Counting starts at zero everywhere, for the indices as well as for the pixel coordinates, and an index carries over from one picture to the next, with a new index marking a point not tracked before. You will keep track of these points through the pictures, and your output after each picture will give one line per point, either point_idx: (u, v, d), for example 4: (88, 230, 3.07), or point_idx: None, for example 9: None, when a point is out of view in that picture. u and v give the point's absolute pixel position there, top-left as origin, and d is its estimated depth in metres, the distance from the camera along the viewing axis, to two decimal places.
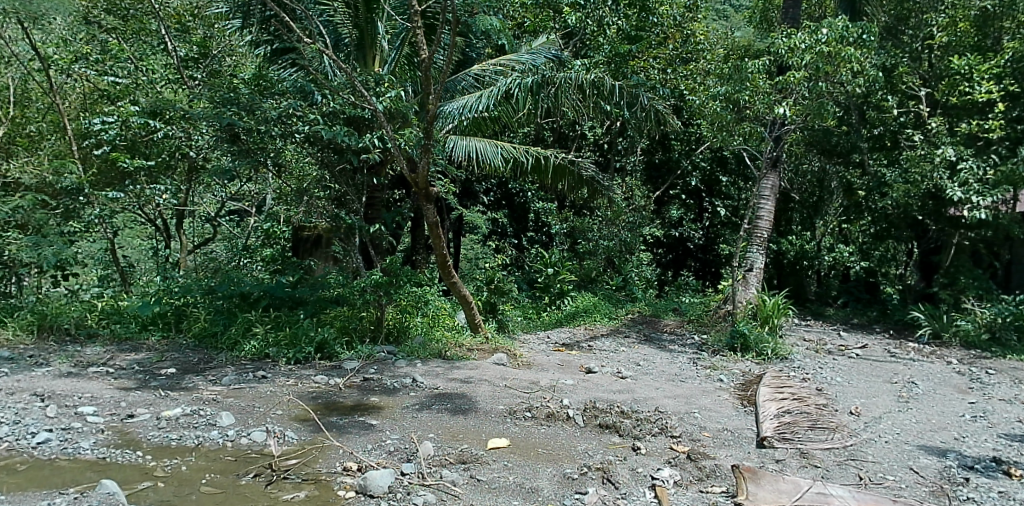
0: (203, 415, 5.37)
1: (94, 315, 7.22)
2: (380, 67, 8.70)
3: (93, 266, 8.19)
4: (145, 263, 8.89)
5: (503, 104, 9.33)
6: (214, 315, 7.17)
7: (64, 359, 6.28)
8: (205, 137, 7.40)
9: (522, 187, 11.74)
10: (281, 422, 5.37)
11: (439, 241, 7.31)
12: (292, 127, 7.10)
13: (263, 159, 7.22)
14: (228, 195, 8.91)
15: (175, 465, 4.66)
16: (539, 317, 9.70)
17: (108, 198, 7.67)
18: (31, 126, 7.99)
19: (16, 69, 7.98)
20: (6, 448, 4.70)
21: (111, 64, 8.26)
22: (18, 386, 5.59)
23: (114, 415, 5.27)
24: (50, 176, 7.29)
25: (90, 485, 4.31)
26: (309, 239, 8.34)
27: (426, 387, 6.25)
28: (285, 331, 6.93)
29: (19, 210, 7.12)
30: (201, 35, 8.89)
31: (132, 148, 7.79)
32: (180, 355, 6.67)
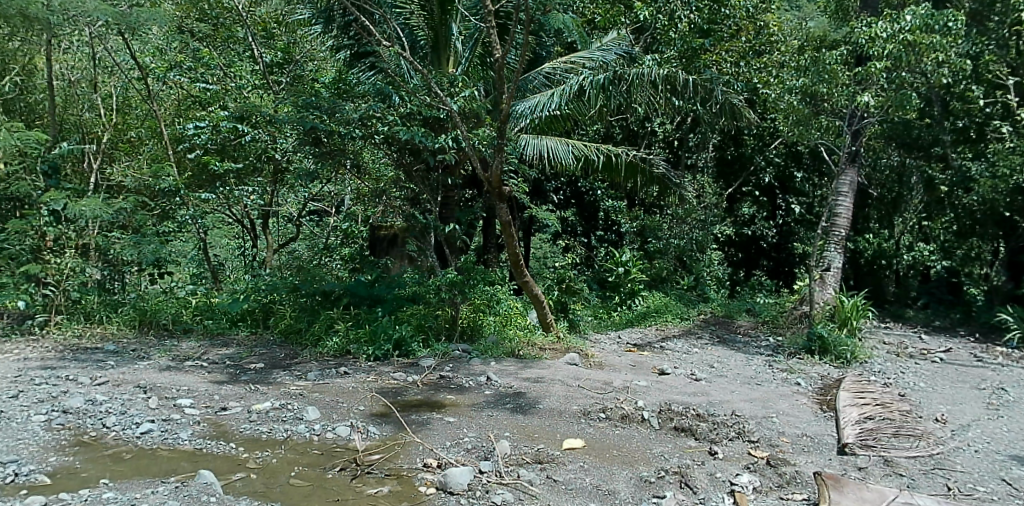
0: (291, 409, 5.58)
1: (189, 311, 7.55)
2: (454, 68, 8.81)
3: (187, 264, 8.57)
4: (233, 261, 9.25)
5: (574, 102, 9.32)
6: (299, 312, 7.40)
7: (163, 352, 6.62)
8: (289, 141, 7.73)
9: (591, 185, 11.56)
10: (364, 417, 5.54)
11: (512, 240, 7.39)
12: (371, 128, 7.33)
13: (343, 161, 7.59)
14: (309, 196, 8.97)
15: (266, 457, 4.87)
16: (610, 317, 9.63)
17: (201, 199, 7.97)
18: (131, 132, 8.33)
19: (118, 78, 8.33)
20: (114, 437, 4.98)
21: (202, 71, 8.42)
22: (122, 378, 5.92)
23: (209, 407, 5.54)
24: (150, 179, 7.73)
25: (189, 475, 4.55)
26: (386, 238, 8.36)
27: (501, 385, 6.33)
28: (365, 327, 7.11)
29: (122, 212, 7.51)
30: (284, 41, 9.16)
31: (222, 151, 8.06)
32: (268, 350, 6.95)
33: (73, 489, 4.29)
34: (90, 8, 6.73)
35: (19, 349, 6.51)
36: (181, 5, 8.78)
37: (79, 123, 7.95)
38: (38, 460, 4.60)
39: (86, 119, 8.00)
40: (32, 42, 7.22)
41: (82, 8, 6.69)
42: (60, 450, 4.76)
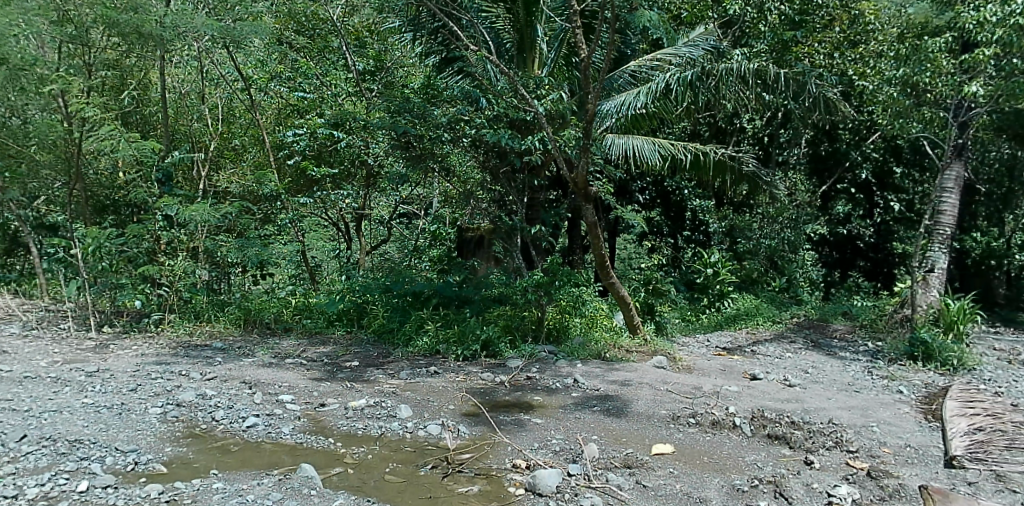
0: (385, 406, 5.75)
1: (289, 310, 7.90)
2: (539, 69, 8.80)
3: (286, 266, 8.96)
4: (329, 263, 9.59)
5: (661, 100, 9.24)
6: (391, 312, 7.61)
7: (266, 349, 6.96)
8: (381, 145, 8.07)
9: (678, 184, 11.19)
10: (454, 416, 5.66)
11: (598, 241, 7.38)
12: (459, 132, 7.51)
13: (433, 164, 7.82)
14: (400, 199, 9.15)
15: (362, 453, 5.05)
16: (698, 319, 9.45)
17: (299, 203, 8.26)
18: (236, 140, 8.72)
19: (222, 89, 8.76)
20: (223, 430, 5.27)
21: (300, 80, 8.81)
22: (229, 374, 6.26)
23: (308, 403, 5.79)
24: (254, 185, 8.12)
25: (291, 468, 4.77)
26: (473, 240, 8.47)
27: (588, 388, 6.32)
28: (454, 328, 7.25)
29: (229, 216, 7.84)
30: (377, 49, 9.29)
31: (318, 157, 8.52)
32: (362, 348, 7.19)
33: (186, 479, 4.57)
34: (198, 23, 7.17)
35: (138, 344, 6.99)
36: (280, 18, 9.23)
37: (189, 133, 8.47)
38: (155, 450, 4.91)
39: (195, 129, 8.49)
40: (146, 58, 7.71)
41: (191, 24, 7.15)
42: (174, 441, 5.07)
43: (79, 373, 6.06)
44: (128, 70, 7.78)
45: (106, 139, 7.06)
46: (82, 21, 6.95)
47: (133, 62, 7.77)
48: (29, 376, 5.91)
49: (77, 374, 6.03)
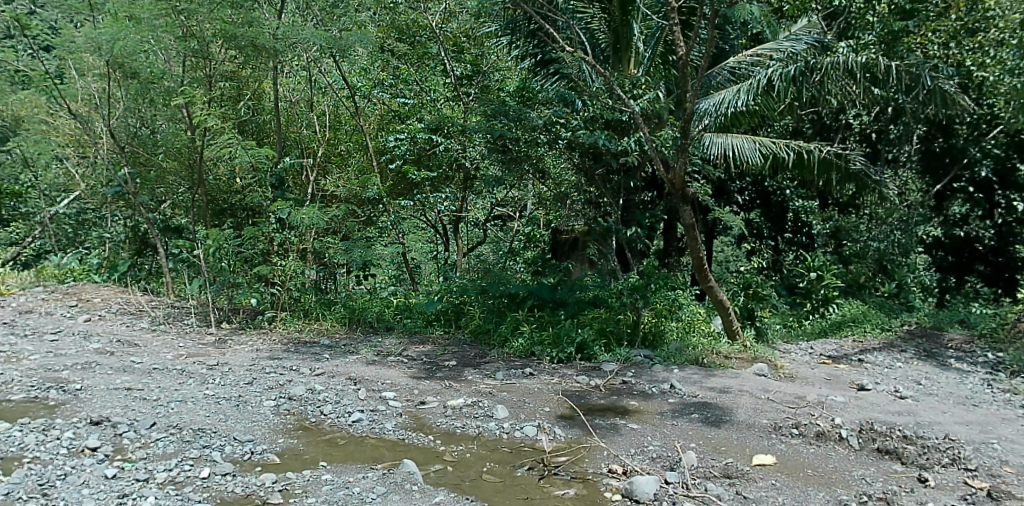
0: (482, 406, 5.85)
1: (391, 310, 8.16)
2: (636, 68, 8.77)
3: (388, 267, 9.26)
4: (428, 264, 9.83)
5: (762, 97, 9.05)
6: (487, 313, 7.74)
7: (369, 348, 7.22)
8: (478, 148, 8.25)
9: (779, 184, 10.90)
10: (550, 418, 5.69)
11: (695, 243, 7.27)
12: (556, 134, 7.61)
13: (528, 167, 7.90)
14: (495, 202, 9.25)
15: (460, 451, 5.17)
16: (801, 326, 9.11)
17: (400, 205, 8.87)
18: (341, 146, 9.02)
19: (329, 97, 9.10)
20: (330, 424, 5.52)
21: (401, 86, 9.20)
22: (335, 370, 6.55)
23: (410, 401, 5.97)
24: (359, 189, 8.44)
25: (393, 463, 4.95)
26: (567, 243, 8.40)
27: (685, 394, 6.22)
28: (549, 330, 7.29)
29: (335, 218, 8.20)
30: (475, 54, 9.39)
31: (418, 161, 8.91)
32: (460, 349, 7.34)
33: (297, 469, 4.82)
34: (308, 34, 7.49)
35: (252, 340, 7.42)
36: (382, 27, 9.31)
37: (297, 140, 8.92)
38: (269, 441, 5.20)
39: (304, 136, 8.91)
40: (260, 69, 8.14)
41: (302, 36, 7.46)
42: (286, 433, 5.35)
43: (201, 366, 6.49)
44: (244, 81, 8.29)
45: (225, 146, 7.52)
46: (203, 36, 7.46)
47: (249, 73, 8.23)
48: (158, 367, 6.39)
49: (199, 367, 6.47)
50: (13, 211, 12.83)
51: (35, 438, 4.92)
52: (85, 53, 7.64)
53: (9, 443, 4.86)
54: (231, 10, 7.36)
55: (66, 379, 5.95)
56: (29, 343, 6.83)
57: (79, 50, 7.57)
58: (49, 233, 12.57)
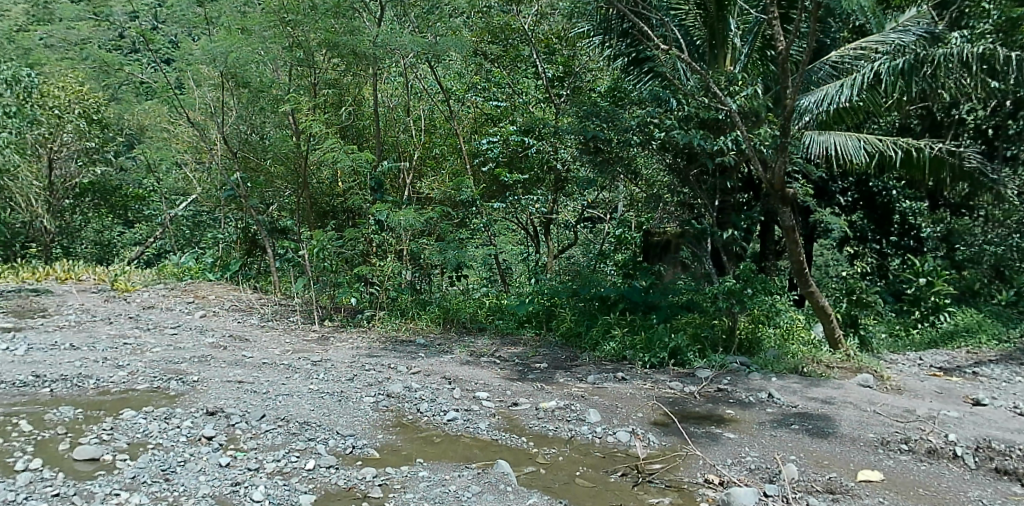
0: (575, 410, 5.86)
1: (483, 311, 8.30)
2: (731, 65, 8.53)
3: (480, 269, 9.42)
4: None
5: (868, 92, 8.69)
6: (579, 315, 7.75)
7: (463, 348, 7.37)
8: (569, 150, 8.28)
9: (886, 183, 10.25)
10: (643, 424, 5.64)
11: (795, 246, 7.02)
12: (650, 134, 7.51)
13: (620, 168, 7.87)
14: (586, 204, 9.26)
15: (553, 454, 5.19)
16: (908, 335, 8.68)
17: (493, 209, 8.83)
18: (437, 150, 9.29)
19: (425, 102, 9.32)
20: (426, 421, 5.66)
21: (494, 90, 9.26)
22: (431, 369, 6.71)
23: (503, 401, 6.05)
24: (453, 191, 8.61)
25: (488, 463, 5.02)
26: (659, 244, 8.37)
27: (784, 404, 6.03)
28: (641, 334, 7.23)
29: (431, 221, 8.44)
30: (566, 54, 9.35)
31: (510, 164, 9.05)
32: (551, 351, 7.38)
33: (395, 465, 4.97)
34: (406, 41, 7.71)
35: (353, 338, 7.70)
36: (476, 31, 9.29)
37: (395, 144, 9.23)
38: (369, 436, 5.38)
39: (401, 140, 9.19)
40: (361, 77, 8.46)
41: (400, 42, 7.67)
42: (384, 429, 5.52)
43: (306, 362, 6.80)
44: (344, 88, 8.52)
45: (328, 151, 7.82)
46: (308, 46, 7.82)
47: (350, 80, 8.53)
48: (267, 362, 6.73)
49: (304, 363, 6.77)
50: (138, 213, 14.63)
51: (158, 425, 5.29)
52: (202, 64, 8.16)
53: (136, 429, 5.23)
54: (335, 19, 7.65)
55: (185, 370, 6.36)
56: (153, 336, 7.35)
57: (197, 62, 8.10)
58: (169, 234, 13.83)
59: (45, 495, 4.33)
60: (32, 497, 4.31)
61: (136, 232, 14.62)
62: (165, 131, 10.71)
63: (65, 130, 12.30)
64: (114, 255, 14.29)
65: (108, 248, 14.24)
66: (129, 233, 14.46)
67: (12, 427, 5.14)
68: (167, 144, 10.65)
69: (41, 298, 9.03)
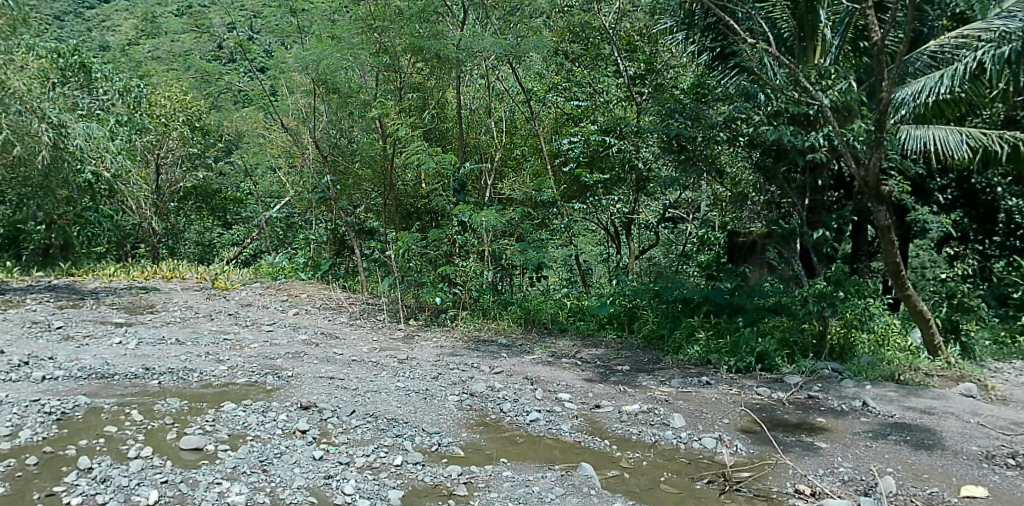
0: (659, 414, 5.80)
1: (565, 312, 8.33)
2: (821, 58, 8.35)
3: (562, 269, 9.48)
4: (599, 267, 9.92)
5: (970, 83, 8.26)
6: (661, 318, 7.67)
7: (545, 348, 7.41)
8: (652, 149, 8.21)
9: (990, 180, 9.66)
10: (730, 430, 5.54)
11: (891, 247, 6.71)
12: (737, 130, 7.39)
13: (704, 167, 7.74)
14: (668, 204, 9.17)
15: (637, 459, 5.15)
16: (1015, 343, 8.22)
17: (575, 208, 9.05)
18: (517, 150, 9.37)
19: (506, 103, 9.42)
20: (510, 421, 5.72)
21: (575, 89, 9.25)
22: (513, 369, 6.77)
23: (585, 403, 6.05)
24: (534, 192, 8.67)
25: (571, 465, 5.04)
26: (744, 245, 8.05)
27: (879, 414, 5.80)
28: (726, 337, 7.10)
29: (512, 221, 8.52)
30: (648, 52, 9.15)
31: (591, 164, 9.02)
32: (633, 353, 7.34)
33: (480, 464, 5.05)
34: (488, 44, 7.83)
35: (437, 337, 7.86)
36: (557, 31, 9.31)
37: (477, 145, 9.38)
38: (454, 434, 5.49)
39: (483, 141, 9.38)
40: (445, 80, 8.63)
41: (483, 45, 7.79)
42: (468, 427, 5.61)
43: (393, 359, 6.99)
44: (428, 92, 8.68)
45: (413, 153, 8.01)
46: (394, 51, 8.12)
47: (433, 83, 8.69)
48: (356, 359, 6.96)
49: (391, 360, 6.96)
50: (235, 216, 15.48)
51: (256, 418, 5.56)
52: (296, 72, 8.41)
53: (235, 421, 5.51)
54: (419, 24, 7.91)
55: (281, 366, 6.66)
56: (250, 332, 7.73)
57: (290, 70, 8.42)
58: (265, 236, 14.46)
59: (155, 481, 4.61)
60: (143, 483, 4.60)
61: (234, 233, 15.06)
62: (261, 137, 11.22)
63: (170, 137, 13.25)
64: (214, 255, 15.01)
65: (209, 248, 15.02)
66: (228, 233, 14.97)
67: (126, 416, 5.51)
68: (262, 149, 11.15)
69: (150, 295, 9.64)
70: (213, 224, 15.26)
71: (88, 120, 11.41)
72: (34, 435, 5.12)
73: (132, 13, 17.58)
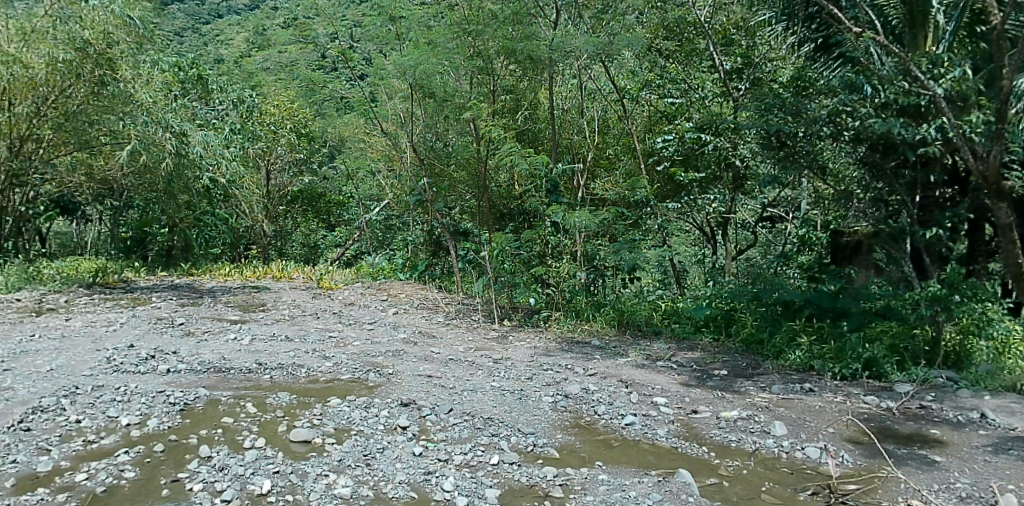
0: (759, 421, 5.66)
1: (659, 314, 8.24)
2: (934, 46, 7.70)
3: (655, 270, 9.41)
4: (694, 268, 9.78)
5: None
6: (761, 321, 7.46)
7: (639, 351, 7.36)
8: (750, 146, 7.99)
9: None
10: (835, 440, 5.34)
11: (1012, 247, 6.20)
12: (841, 125, 7.13)
13: (806, 164, 7.53)
14: (766, 203, 8.92)
15: (737, 467, 5.04)
16: None
17: (668, 209, 9.00)
18: (610, 150, 9.50)
19: (599, 102, 9.42)
20: (605, 424, 5.71)
21: (669, 87, 9.17)
22: (608, 371, 6.76)
23: (681, 408, 5.96)
24: (627, 192, 8.61)
25: (668, 471, 4.99)
26: (847, 246, 7.77)
27: (1001, 427, 5.44)
28: (830, 343, 6.84)
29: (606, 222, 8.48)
30: (745, 45, 8.91)
31: (685, 162, 8.96)
32: (731, 358, 7.19)
33: (575, 466, 5.07)
34: (581, 43, 7.86)
35: (531, 337, 7.94)
36: (651, 27, 9.02)
37: (570, 146, 9.47)
38: (549, 436, 5.53)
39: (575, 141, 9.46)
40: (538, 80, 8.71)
41: (576, 44, 7.82)
42: (563, 429, 5.65)
43: (488, 359, 7.13)
44: (521, 93, 8.95)
45: (506, 155, 8.12)
46: (488, 54, 8.26)
47: (525, 85, 8.96)
48: (453, 358, 7.13)
49: (486, 360, 7.09)
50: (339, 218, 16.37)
51: (360, 413, 5.79)
52: (394, 78, 8.66)
53: (340, 416, 5.76)
54: (514, 26, 8.08)
55: (382, 363, 6.91)
56: (353, 330, 8.05)
57: (389, 77, 8.68)
58: (365, 237, 15.01)
59: (268, 471, 4.89)
60: (257, 473, 4.89)
61: (337, 235, 15.84)
62: (361, 143, 11.62)
63: (280, 144, 14.08)
64: (320, 256, 15.86)
65: (314, 249, 15.88)
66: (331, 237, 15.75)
67: (241, 408, 5.86)
68: (363, 154, 11.61)
69: (261, 294, 10.20)
70: (318, 227, 16.11)
71: (205, 129, 12.19)
72: (160, 424, 5.52)
73: (243, 27, 18.56)
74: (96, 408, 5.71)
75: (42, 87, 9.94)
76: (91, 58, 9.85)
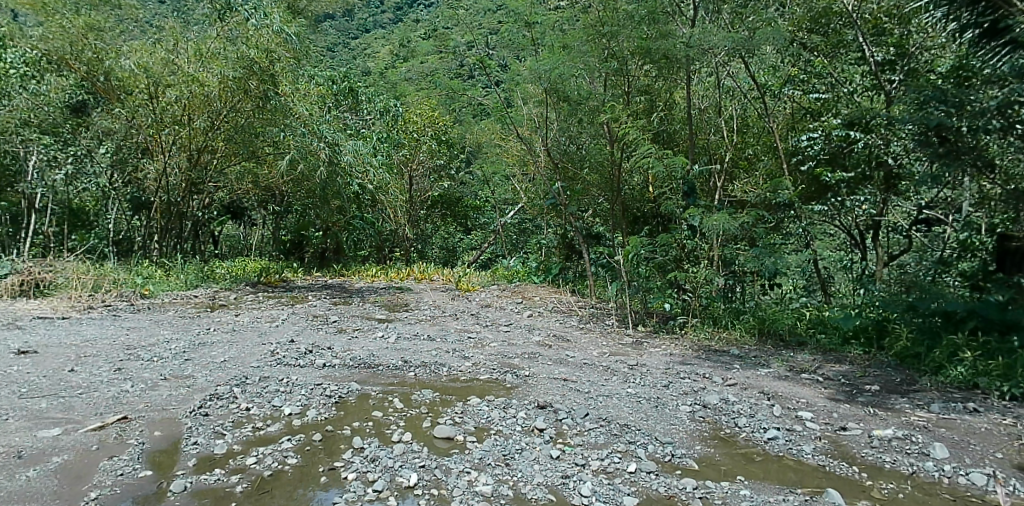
0: (916, 442, 5.33)
1: (803, 324, 7.99)
2: None
3: (798, 276, 9.09)
4: (841, 275, 9.35)
5: None
6: (918, 333, 7.00)
7: (781, 362, 7.12)
8: (906, 141, 7.51)
9: None
10: (1004, 467, 4.95)
11: None
12: (1014, 118, 6.58)
13: (970, 162, 6.89)
14: (922, 204, 8.39)
15: (892, 490, 4.78)
16: None
17: (813, 210, 8.58)
18: (749, 150, 9.32)
19: (739, 101, 9.16)
20: (746, 437, 5.58)
21: (815, 81, 8.79)
22: (749, 382, 6.60)
23: (829, 424, 5.72)
24: (769, 194, 8.32)
25: (814, 490, 4.82)
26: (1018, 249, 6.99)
27: None
28: (998, 359, 6.32)
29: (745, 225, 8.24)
30: (899, 34, 8.23)
31: (833, 160, 8.53)
32: (883, 371, 6.82)
33: (716, 479, 5.01)
34: (719, 39, 7.66)
35: (666, 344, 7.89)
36: (794, 18, 8.49)
37: (707, 146, 9.39)
38: (687, 446, 5.48)
39: (712, 142, 9.35)
40: (673, 79, 8.57)
41: (714, 41, 7.65)
42: (702, 440, 5.57)
43: (624, 365, 7.15)
44: (656, 94, 8.85)
45: (642, 157, 8.15)
46: (622, 55, 8.22)
47: (661, 86, 8.79)
48: (588, 362, 7.21)
49: (622, 366, 7.12)
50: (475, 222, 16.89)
51: (499, 414, 5.99)
52: (529, 83, 8.80)
53: (481, 415, 5.98)
54: (649, 26, 7.98)
55: (519, 365, 7.11)
56: (491, 331, 8.33)
57: (525, 82, 8.81)
58: (500, 240, 15.44)
59: (415, 465, 5.17)
60: (405, 466, 5.18)
61: (473, 238, 16.55)
62: (498, 148, 11.94)
63: (422, 150, 14.69)
64: (457, 258, 16.49)
65: (452, 251, 16.52)
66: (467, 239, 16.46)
67: (389, 403, 6.22)
68: (499, 159, 11.94)
69: (405, 294, 10.76)
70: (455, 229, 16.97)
71: (354, 137, 12.98)
72: (318, 415, 5.97)
73: (389, 39, 19.48)
74: (263, 397, 6.26)
75: (215, 103, 10.92)
76: (257, 75, 10.73)
